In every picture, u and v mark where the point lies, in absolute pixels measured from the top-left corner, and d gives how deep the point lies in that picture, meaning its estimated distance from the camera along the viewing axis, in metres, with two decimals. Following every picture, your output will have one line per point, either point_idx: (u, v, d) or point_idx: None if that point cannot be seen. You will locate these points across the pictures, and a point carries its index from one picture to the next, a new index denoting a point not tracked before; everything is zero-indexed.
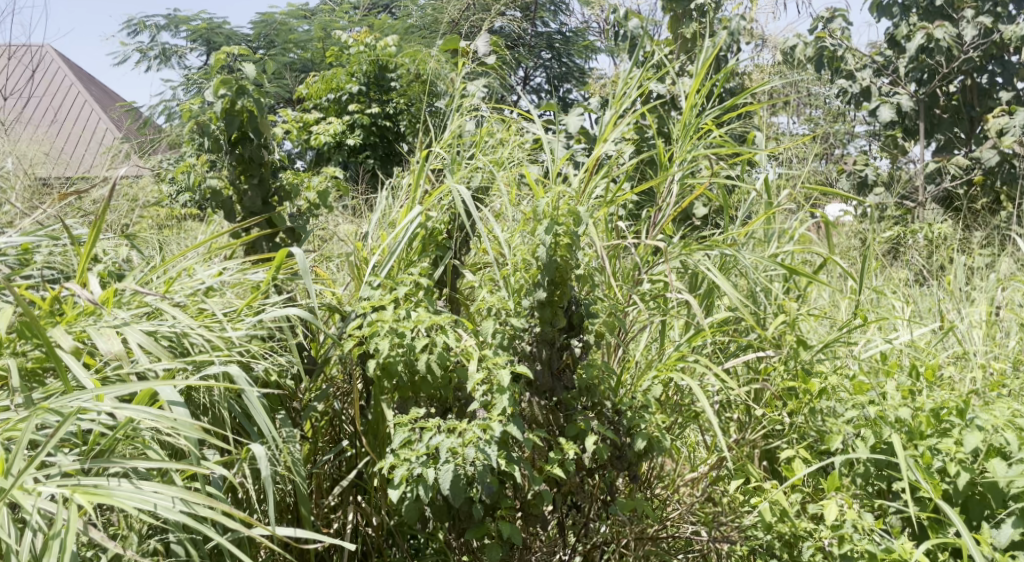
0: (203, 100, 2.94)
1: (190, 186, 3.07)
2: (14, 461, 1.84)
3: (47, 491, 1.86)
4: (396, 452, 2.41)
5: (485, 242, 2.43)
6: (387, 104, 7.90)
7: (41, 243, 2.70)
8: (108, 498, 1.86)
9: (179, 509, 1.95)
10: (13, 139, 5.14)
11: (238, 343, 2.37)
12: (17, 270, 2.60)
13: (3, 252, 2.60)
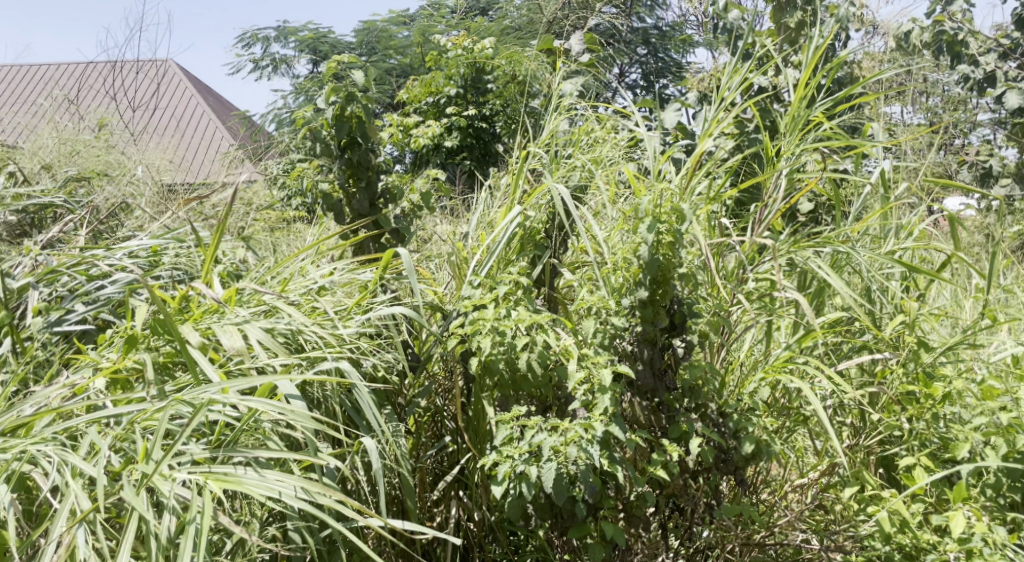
0: (315, 105, 2.99)
1: (301, 190, 3.12)
2: (154, 448, 1.90)
3: (182, 478, 1.92)
4: (499, 449, 2.40)
5: (587, 243, 2.39)
6: (485, 105, 7.91)
7: (169, 246, 2.83)
8: (237, 485, 1.91)
9: (303, 497, 1.99)
10: (142, 150, 5.37)
11: (349, 340, 2.41)
12: (148, 271, 2.71)
13: (134, 254, 2.74)
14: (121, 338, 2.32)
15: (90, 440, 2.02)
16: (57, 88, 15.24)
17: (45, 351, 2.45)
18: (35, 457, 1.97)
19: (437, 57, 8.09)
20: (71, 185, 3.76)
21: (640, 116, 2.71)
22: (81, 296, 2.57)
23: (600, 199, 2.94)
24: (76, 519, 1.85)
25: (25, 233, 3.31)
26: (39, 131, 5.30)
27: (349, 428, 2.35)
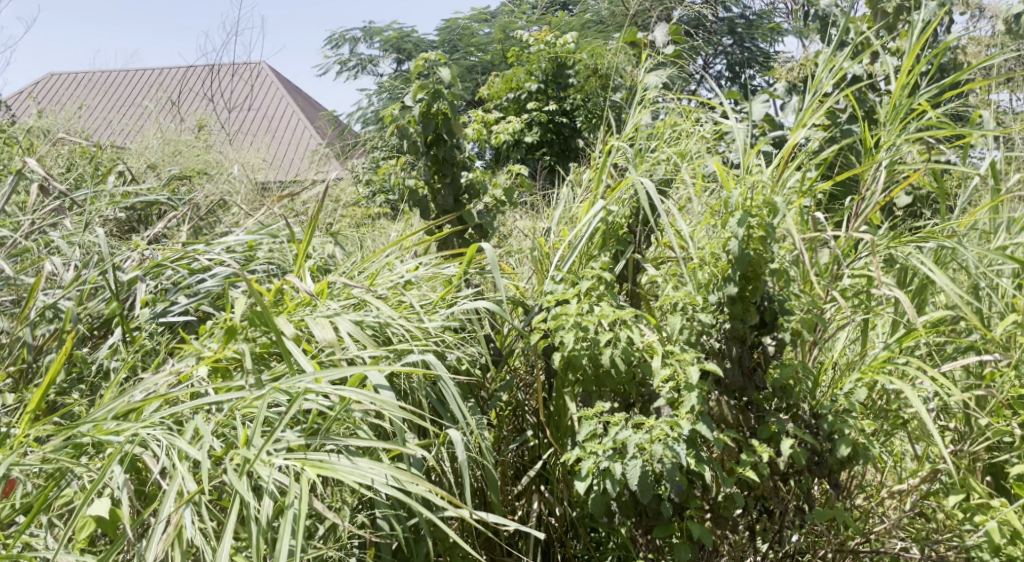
0: (403, 103, 2.98)
1: (389, 185, 3.12)
2: (254, 434, 1.91)
3: (279, 463, 1.92)
4: (582, 446, 2.35)
5: (673, 238, 2.31)
6: (565, 100, 7.85)
7: (263, 241, 2.89)
8: (331, 472, 1.90)
9: (394, 486, 1.97)
10: (236, 150, 5.48)
11: (434, 333, 2.39)
12: (244, 265, 2.78)
13: (231, 250, 2.81)
14: (221, 328, 2.35)
15: (194, 425, 2.04)
16: (155, 91, 15.71)
17: (152, 340, 2.50)
18: (145, 440, 1.99)
19: (518, 52, 8.02)
20: (173, 184, 3.87)
21: (731, 107, 2.62)
22: (183, 289, 2.63)
23: (688, 193, 2.86)
24: (183, 500, 1.86)
25: (133, 228, 3.39)
26: (143, 134, 5.47)
27: (434, 420, 2.33)
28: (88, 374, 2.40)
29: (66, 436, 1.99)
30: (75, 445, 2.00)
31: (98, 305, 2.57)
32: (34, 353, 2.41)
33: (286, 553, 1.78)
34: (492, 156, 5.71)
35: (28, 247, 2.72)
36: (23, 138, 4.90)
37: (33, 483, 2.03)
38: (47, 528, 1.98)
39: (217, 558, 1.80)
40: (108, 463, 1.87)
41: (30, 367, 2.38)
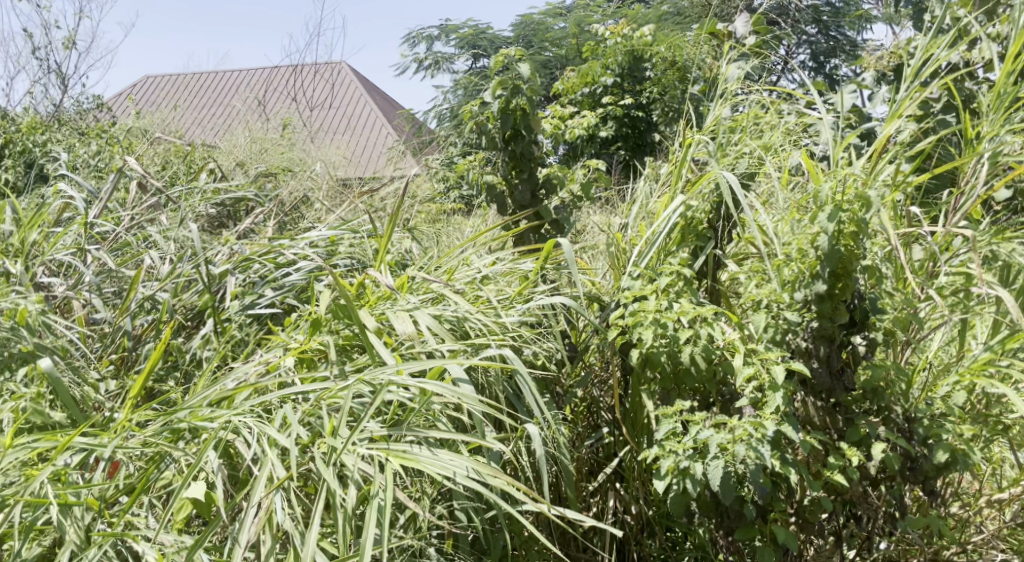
0: (482, 99, 2.94)
1: (466, 182, 3.10)
2: (339, 424, 1.91)
3: (363, 452, 1.93)
4: (661, 443, 2.27)
5: (756, 232, 2.22)
6: (642, 94, 7.74)
7: (344, 236, 2.89)
8: (414, 463, 1.91)
9: (475, 479, 1.95)
10: (317, 147, 5.55)
11: (511, 327, 2.35)
12: (327, 260, 2.79)
13: (313, 245, 2.83)
14: (307, 321, 2.37)
15: (282, 414, 2.03)
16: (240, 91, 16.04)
17: (242, 332, 2.51)
18: (238, 428, 1.98)
19: (594, 46, 7.93)
20: (259, 181, 3.93)
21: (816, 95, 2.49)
22: (270, 283, 2.63)
23: (772, 187, 2.77)
24: (275, 486, 1.85)
25: (223, 225, 3.45)
26: (229, 133, 5.58)
27: (512, 414, 2.29)
28: (183, 363, 2.42)
29: (165, 421, 2.00)
30: (173, 430, 2.00)
31: (192, 296, 2.58)
32: (133, 343, 2.47)
33: (370, 548, 1.76)
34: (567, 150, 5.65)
35: (128, 241, 2.79)
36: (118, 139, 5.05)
37: (136, 464, 2.02)
38: (148, 507, 1.99)
39: (306, 544, 1.79)
40: (205, 447, 1.88)
41: (130, 355, 2.43)
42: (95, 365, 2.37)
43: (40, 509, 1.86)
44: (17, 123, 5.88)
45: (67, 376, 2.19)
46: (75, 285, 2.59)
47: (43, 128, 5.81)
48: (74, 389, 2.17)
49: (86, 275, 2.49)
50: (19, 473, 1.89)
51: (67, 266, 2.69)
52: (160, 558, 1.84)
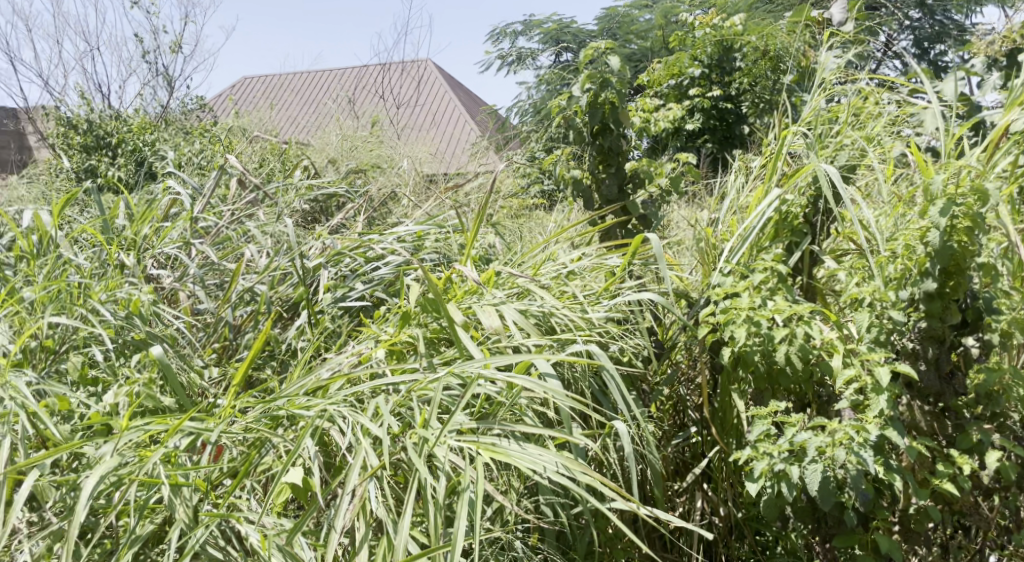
0: (570, 93, 2.91)
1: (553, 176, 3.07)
2: (430, 416, 2.01)
3: (453, 444, 2.01)
4: (755, 446, 2.20)
5: (860, 227, 2.08)
6: (731, 86, 7.59)
7: (430, 231, 2.97)
8: (504, 457, 1.98)
9: (563, 474, 2.01)
10: (405, 144, 5.64)
11: (598, 323, 2.37)
12: (414, 255, 2.89)
13: (401, 239, 2.91)
14: (396, 314, 2.49)
15: (375, 404, 2.13)
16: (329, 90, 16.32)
17: (334, 323, 2.62)
18: (333, 417, 2.06)
19: (682, 34, 7.75)
20: (351, 178, 4.04)
21: (924, 78, 2.35)
22: (360, 276, 2.73)
23: (876, 178, 2.65)
24: (368, 475, 1.92)
25: (316, 220, 3.56)
26: (322, 131, 5.73)
27: (598, 410, 2.32)
28: (279, 352, 2.53)
29: (264, 409, 2.09)
30: (271, 417, 2.09)
31: (288, 289, 2.69)
32: (234, 332, 2.58)
33: (462, 539, 1.82)
34: (653, 143, 5.54)
35: (228, 236, 2.91)
36: (218, 137, 5.25)
37: (239, 448, 2.12)
38: (250, 491, 2.09)
39: (400, 532, 1.87)
40: (302, 435, 1.96)
41: (231, 344, 2.54)
42: (199, 353, 2.50)
43: (153, 488, 1.95)
44: (127, 122, 6.14)
45: (175, 362, 2.32)
46: (181, 276, 2.73)
47: (151, 127, 6.07)
48: (181, 375, 2.29)
49: (191, 266, 2.64)
50: (132, 454, 1.97)
51: (173, 258, 2.84)
52: (263, 541, 1.92)
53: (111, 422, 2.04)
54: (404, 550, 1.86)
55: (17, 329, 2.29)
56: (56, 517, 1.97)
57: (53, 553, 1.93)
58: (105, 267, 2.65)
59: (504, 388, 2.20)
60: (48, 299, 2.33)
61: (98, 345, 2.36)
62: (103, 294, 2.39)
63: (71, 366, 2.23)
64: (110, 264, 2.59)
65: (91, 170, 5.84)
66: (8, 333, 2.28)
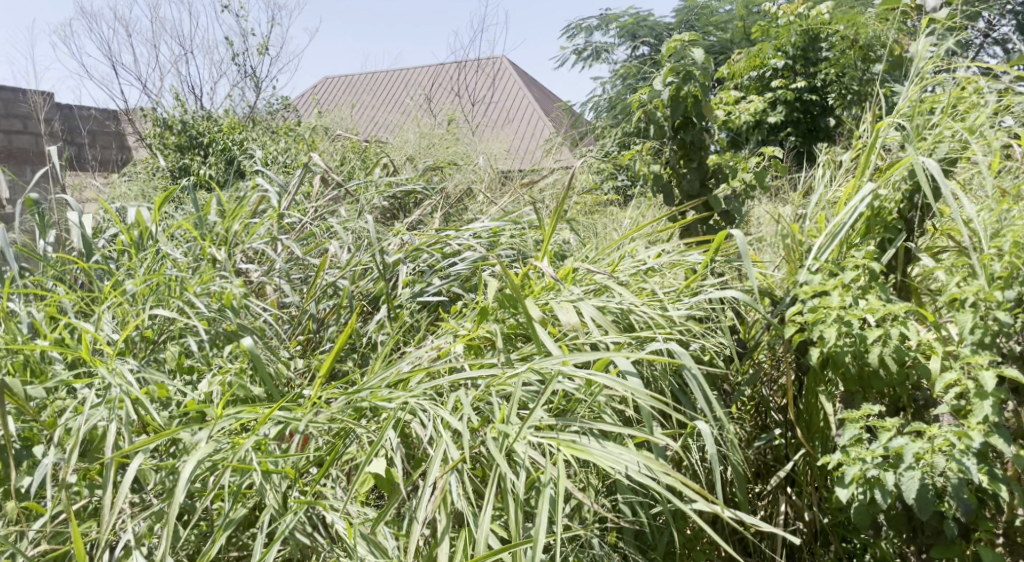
0: (650, 87, 2.82)
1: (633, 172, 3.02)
2: (512, 412, 2.04)
3: (533, 440, 2.04)
4: (845, 450, 2.12)
5: (963, 224, 1.98)
6: (816, 76, 7.37)
7: (506, 228, 2.95)
8: (587, 455, 1.99)
9: (646, 473, 2.00)
10: (482, 140, 5.62)
11: (679, 321, 2.31)
12: (491, 251, 2.86)
13: (476, 235, 2.89)
14: (474, 309, 2.47)
15: (454, 399, 2.15)
16: (405, 88, 16.42)
17: (413, 318, 2.64)
18: (414, 409, 2.11)
19: (763, 24, 7.53)
20: (428, 175, 4.06)
21: None
22: (437, 271, 2.73)
23: (977, 172, 2.53)
24: (449, 467, 1.96)
25: (395, 216, 3.57)
26: (400, 128, 5.76)
27: (678, 409, 2.28)
28: (360, 344, 2.55)
29: (348, 399, 2.14)
30: (356, 408, 2.14)
31: (368, 283, 2.71)
32: (317, 325, 2.62)
33: (544, 532, 1.87)
34: (735, 135, 5.38)
35: (312, 231, 2.95)
36: (300, 135, 5.31)
37: (325, 438, 2.16)
38: (336, 479, 2.13)
39: (480, 526, 1.92)
40: (386, 426, 2.00)
41: (315, 337, 2.58)
42: (286, 344, 2.53)
43: (246, 474, 2.01)
44: (216, 122, 6.25)
45: (264, 353, 2.35)
46: (268, 271, 2.77)
47: (238, 126, 6.18)
48: (269, 366, 2.32)
49: (277, 261, 2.69)
50: (227, 441, 2.02)
51: (260, 253, 2.90)
52: (349, 529, 1.95)
53: (206, 410, 2.08)
54: (484, 544, 1.90)
55: (119, 320, 2.36)
56: (158, 499, 2.02)
57: (154, 533, 1.99)
58: (197, 262, 2.70)
59: (583, 386, 2.19)
60: (149, 291, 2.40)
61: (194, 336, 2.41)
62: (199, 287, 2.45)
63: (168, 354, 2.28)
64: (202, 258, 2.64)
65: (182, 169, 5.97)
66: (111, 323, 2.35)
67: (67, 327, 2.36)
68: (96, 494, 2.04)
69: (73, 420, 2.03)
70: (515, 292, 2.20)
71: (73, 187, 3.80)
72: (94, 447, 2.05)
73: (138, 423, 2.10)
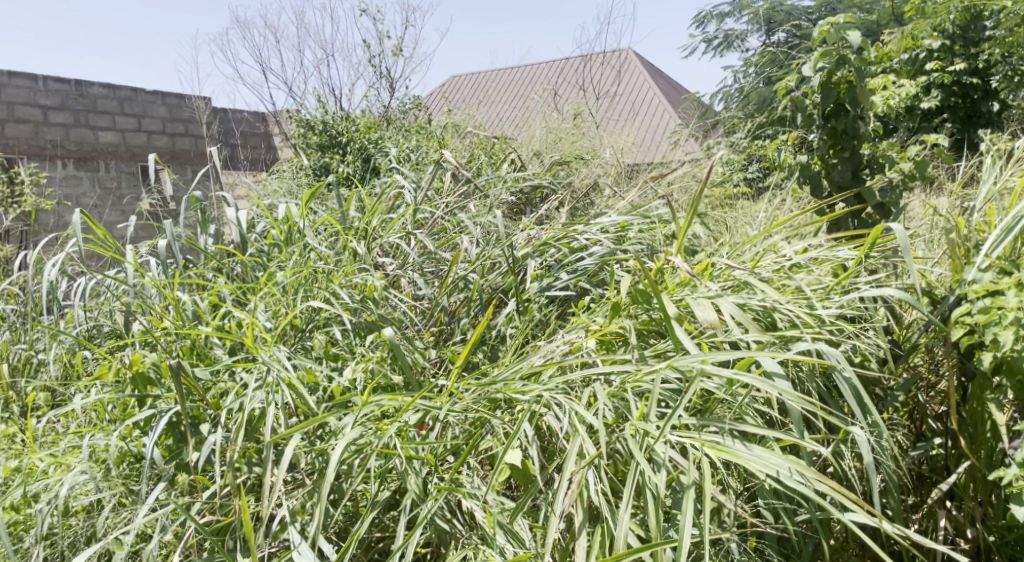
0: (801, 73, 2.72)
1: (777, 162, 2.90)
2: (651, 409, 1.96)
3: (674, 440, 1.96)
4: (1019, 463, 1.96)
5: None
6: (977, 57, 6.85)
7: (634, 222, 2.85)
8: (734, 458, 1.90)
9: (797, 480, 1.90)
10: (614, 134, 5.49)
11: (829, 321, 2.19)
12: (619, 246, 2.75)
13: (602, 230, 2.80)
14: (606, 304, 2.39)
15: (588, 394, 2.09)
16: (527, 83, 16.40)
17: (543, 312, 2.59)
18: (549, 403, 2.06)
19: (917, 4, 7.06)
20: (556, 169, 4.00)
21: None
22: (566, 266, 2.66)
23: None
24: (585, 463, 1.91)
25: (524, 211, 3.53)
26: (530, 123, 5.70)
27: (827, 413, 2.16)
28: (489, 337, 2.53)
29: (483, 390, 2.11)
30: (490, 399, 2.11)
31: (498, 277, 2.67)
32: (449, 317, 2.60)
33: (689, 534, 1.82)
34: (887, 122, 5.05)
35: (445, 226, 2.94)
36: (433, 132, 5.34)
37: (462, 427, 2.14)
38: (474, 470, 2.12)
39: (620, 523, 1.87)
40: (523, 419, 1.98)
41: (447, 329, 2.57)
42: (421, 335, 2.53)
43: (389, 460, 2.02)
44: (354, 121, 6.35)
45: (404, 343, 2.34)
46: (403, 264, 2.77)
47: (375, 124, 6.27)
48: (408, 356, 2.32)
49: (412, 253, 2.69)
50: (372, 426, 2.04)
51: (396, 247, 2.91)
52: (488, 518, 1.97)
53: (353, 396, 2.12)
54: (624, 542, 1.85)
55: (270, 309, 2.41)
56: (309, 479, 2.08)
57: (306, 510, 2.03)
58: (339, 255, 2.74)
59: (724, 384, 2.09)
60: (298, 283, 2.46)
61: (338, 326, 2.43)
62: (344, 278, 2.47)
63: (316, 341, 2.30)
64: (345, 252, 2.67)
65: (323, 166, 6.10)
66: (264, 313, 2.42)
67: (226, 315, 2.45)
68: (254, 471, 2.08)
69: (236, 402, 2.09)
70: (653, 286, 2.12)
71: (225, 184, 3.95)
72: (252, 428, 2.11)
73: (291, 406, 2.14)
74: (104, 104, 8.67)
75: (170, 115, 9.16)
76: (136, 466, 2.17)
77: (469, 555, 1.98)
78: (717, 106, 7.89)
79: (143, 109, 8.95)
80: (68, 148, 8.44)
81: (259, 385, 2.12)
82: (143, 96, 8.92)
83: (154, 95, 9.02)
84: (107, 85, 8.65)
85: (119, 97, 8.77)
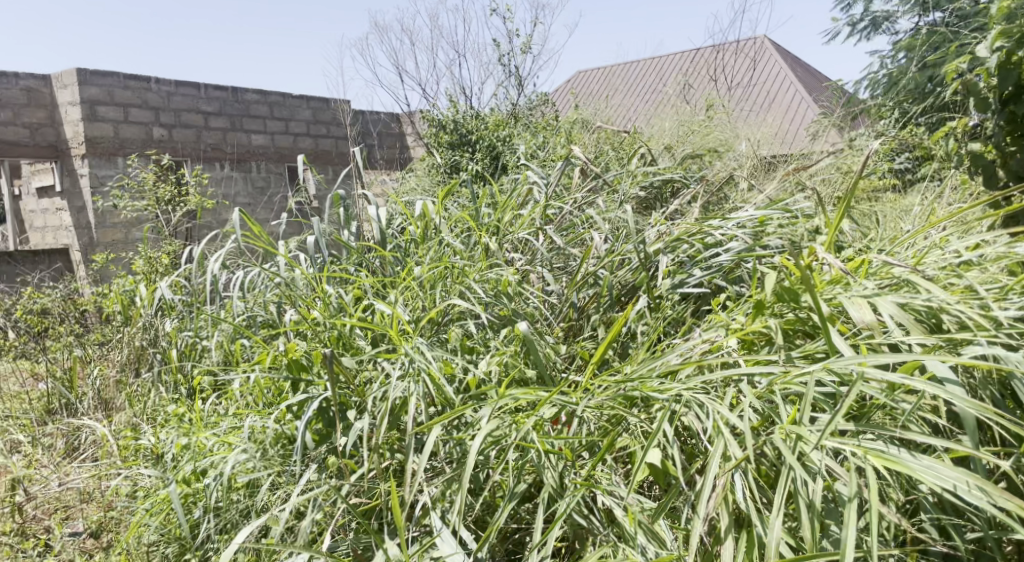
0: (974, 51, 2.51)
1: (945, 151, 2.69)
2: (806, 413, 1.83)
3: (832, 447, 1.83)
4: None
5: None
6: None
7: (773, 217, 2.70)
8: (902, 468, 1.76)
9: (973, 494, 1.75)
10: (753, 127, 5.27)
11: (1005, 323, 2.00)
12: (758, 240, 2.60)
13: (741, 224, 2.66)
14: (748, 302, 2.26)
15: (732, 396, 1.97)
16: (654, 76, 16.09)
17: (676, 309, 2.48)
18: (691, 403, 1.96)
19: None
20: (689, 163, 3.84)
21: None
22: (698, 262, 2.54)
23: None
24: (731, 466, 1.80)
25: (654, 206, 3.39)
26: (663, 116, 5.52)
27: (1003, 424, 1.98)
28: (620, 334, 2.43)
29: (620, 386, 2.03)
30: (627, 396, 2.03)
31: (627, 273, 2.57)
32: (579, 313, 2.53)
33: (849, 545, 1.70)
34: None
35: (574, 221, 2.86)
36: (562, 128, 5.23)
37: (597, 424, 2.06)
38: (611, 468, 2.03)
39: (771, 531, 1.76)
40: (664, 417, 1.89)
41: (576, 324, 2.49)
42: (551, 330, 2.45)
43: (527, 453, 1.96)
44: (484, 120, 6.29)
45: (537, 337, 2.27)
46: (531, 260, 2.70)
47: (505, 122, 6.19)
48: (542, 351, 2.25)
49: (541, 248, 2.61)
50: (509, 418, 1.99)
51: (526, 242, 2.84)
52: (628, 518, 1.89)
53: (490, 388, 2.06)
54: (777, 550, 1.74)
55: (407, 303, 2.39)
56: (448, 468, 2.04)
57: (447, 498, 2.00)
58: (472, 249, 2.69)
59: (885, 389, 1.94)
60: (435, 279, 2.42)
61: (473, 320, 2.38)
62: (479, 274, 2.42)
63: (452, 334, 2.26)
64: (479, 246, 2.62)
65: (451, 164, 6.07)
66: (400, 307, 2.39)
67: (367, 307, 2.45)
68: (397, 457, 2.07)
69: (379, 390, 2.08)
70: (806, 283, 1.98)
71: None
72: (394, 416, 2.09)
73: (431, 396, 2.10)
74: (256, 110, 8.12)
75: (315, 117, 8.61)
76: (289, 448, 2.17)
77: (607, 554, 1.90)
78: (862, 96, 7.46)
79: (290, 112, 8.39)
80: (227, 150, 7.90)
81: (401, 376, 2.10)
82: (290, 100, 8.38)
83: (301, 98, 8.50)
84: (260, 91, 8.11)
85: (270, 101, 8.22)
